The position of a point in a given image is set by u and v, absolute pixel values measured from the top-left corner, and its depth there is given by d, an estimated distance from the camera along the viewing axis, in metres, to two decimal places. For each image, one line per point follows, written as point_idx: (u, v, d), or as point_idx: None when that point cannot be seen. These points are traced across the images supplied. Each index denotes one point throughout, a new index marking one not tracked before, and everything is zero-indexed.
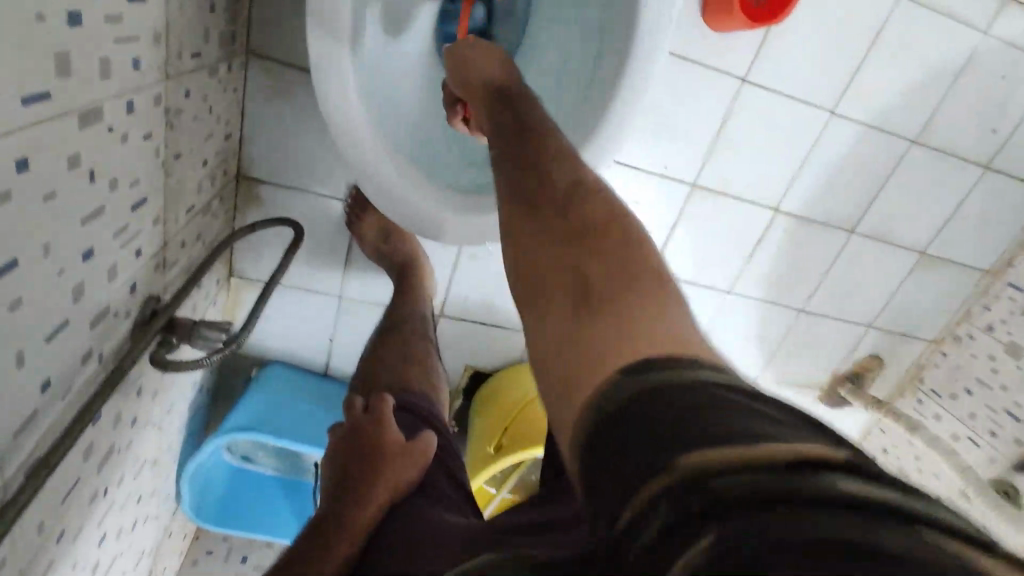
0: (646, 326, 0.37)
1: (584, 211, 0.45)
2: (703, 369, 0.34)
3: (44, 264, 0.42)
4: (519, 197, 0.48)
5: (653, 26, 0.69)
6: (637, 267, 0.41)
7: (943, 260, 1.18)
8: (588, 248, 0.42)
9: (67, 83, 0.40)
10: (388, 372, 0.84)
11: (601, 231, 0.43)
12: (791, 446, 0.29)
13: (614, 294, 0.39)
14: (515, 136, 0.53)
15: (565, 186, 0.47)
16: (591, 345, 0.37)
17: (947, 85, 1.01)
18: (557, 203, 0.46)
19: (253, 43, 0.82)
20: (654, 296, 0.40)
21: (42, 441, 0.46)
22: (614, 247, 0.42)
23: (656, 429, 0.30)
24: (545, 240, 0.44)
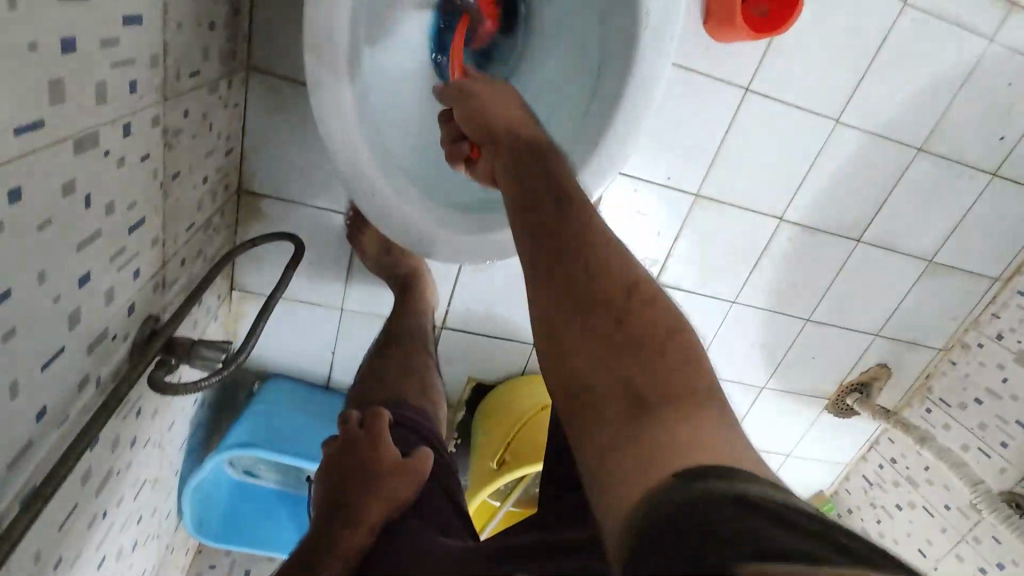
0: (698, 433, 0.37)
1: (641, 305, 0.42)
2: (748, 482, 0.34)
3: (39, 292, 0.41)
4: (548, 264, 0.44)
5: (656, 39, 0.68)
6: (681, 358, 0.40)
7: (951, 268, 1.16)
8: (631, 337, 0.40)
9: (60, 110, 0.40)
10: (384, 386, 0.83)
11: (642, 316, 0.41)
12: (822, 548, 0.29)
13: (662, 395, 0.38)
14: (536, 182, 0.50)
15: (599, 256, 0.44)
16: (641, 451, 0.36)
17: (953, 92, 1.00)
18: (594, 278, 0.43)
19: (253, 58, 0.82)
20: (700, 395, 0.39)
21: (37, 470, 0.46)
22: (658, 335, 0.41)
23: (709, 539, 0.29)
24: (585, 324, 0.41)
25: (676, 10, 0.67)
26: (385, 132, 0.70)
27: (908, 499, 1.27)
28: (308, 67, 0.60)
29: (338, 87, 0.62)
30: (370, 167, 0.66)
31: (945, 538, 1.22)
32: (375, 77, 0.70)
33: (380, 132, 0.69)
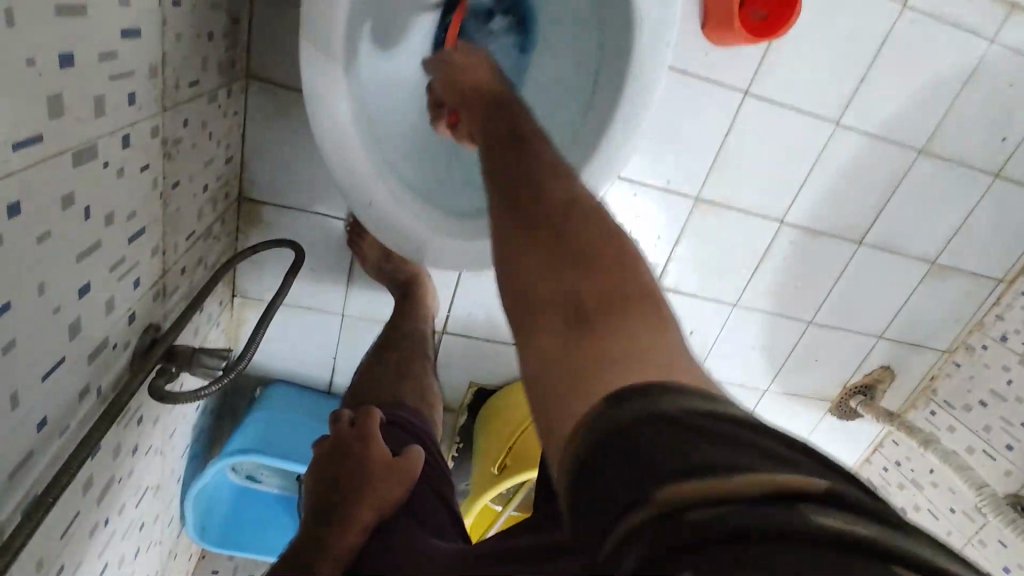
0: (642, 346, 0.36)
1: (577, 225, 0.42)
2: (687, 393, 0.34)
3: (39, 304, 0.42)
4: (505, 199, 0.45)
5: (653, 45, 0.68)
6: (628, 275, 0.40)
7: (954, 270, 1.16)
8: (579, 255, 0.40)
9: (60, 124, 0.40)
10: (380, 389, 0.83)
11: (591, 237, 0.41)
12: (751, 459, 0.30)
13: (607, 308, 0.38)
14: (499, 136, 0.51)
15: (551, 188, 0.44)
16: (585, 363, 0.36)
17: (954, 93, 0.99)
18: (543, 206, 0.43)
19: (252, 67, 0.83)
20: (648, 310, 0.38)
21: (38, 479, 0.46)
22: (607, 255, 0.40)
23: (648, 457, 0.30)
24: (529, 250, 0.41)
25: (672, 16, 0.67)
26: (382, 140, 0.70)
27: (913, 502, 1.27)
28: (306, 78, 0.61)
29: (336, 96, 0.62)
30: (367, 176, 0.66)
31: (949, 541, 1.21)
32: (373, 85, 0.70)
33: (378, 140, 0.69)
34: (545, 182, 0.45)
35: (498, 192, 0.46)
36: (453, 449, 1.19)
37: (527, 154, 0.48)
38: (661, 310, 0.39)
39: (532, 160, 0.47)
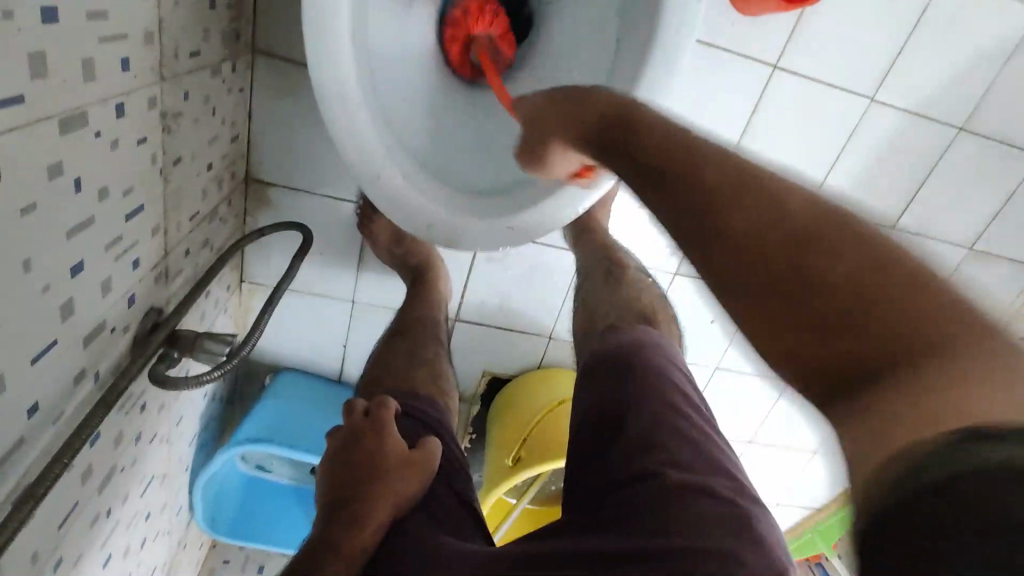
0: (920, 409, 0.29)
1: (823, 247, 0.35)
2: None
3: (24, 282, 0.39)
4: (722, 227, 0.39)
5: (677, 14, 0.63)
6: (942, 328, 0.30)
7: (993, 256, 1.09)
8: (841, 310, 0.33)
9: (43, 87, 0.37)
10: (394, 375, 0.80)
11: (867, 271, 0.33)
12: None
13: (887, 381, 0.31)
14: (671, 153, 0.44)
15: (819, 219, 0.36)
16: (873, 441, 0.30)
17: (999, 65, 0.93)
18: (749, 245, 0.37)
19: (257, 42, 0.79)
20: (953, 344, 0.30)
21: (29, 469, 0.44)
22: (877, 273, 0.33)
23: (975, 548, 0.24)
24: (786, 291, 0.35)
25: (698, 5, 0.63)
26: (390, 111, 0.67)
27: None
28: (306, 46, 0.58)
29: (342, 65, 0.58)
30: (375, 151, 0.62)
31: None
32: (382, 55, 0.66)
33: (385, 112, 0.65)
34: (760, 209, 0.38)
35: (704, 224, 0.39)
36: (466, 440, 1.16)
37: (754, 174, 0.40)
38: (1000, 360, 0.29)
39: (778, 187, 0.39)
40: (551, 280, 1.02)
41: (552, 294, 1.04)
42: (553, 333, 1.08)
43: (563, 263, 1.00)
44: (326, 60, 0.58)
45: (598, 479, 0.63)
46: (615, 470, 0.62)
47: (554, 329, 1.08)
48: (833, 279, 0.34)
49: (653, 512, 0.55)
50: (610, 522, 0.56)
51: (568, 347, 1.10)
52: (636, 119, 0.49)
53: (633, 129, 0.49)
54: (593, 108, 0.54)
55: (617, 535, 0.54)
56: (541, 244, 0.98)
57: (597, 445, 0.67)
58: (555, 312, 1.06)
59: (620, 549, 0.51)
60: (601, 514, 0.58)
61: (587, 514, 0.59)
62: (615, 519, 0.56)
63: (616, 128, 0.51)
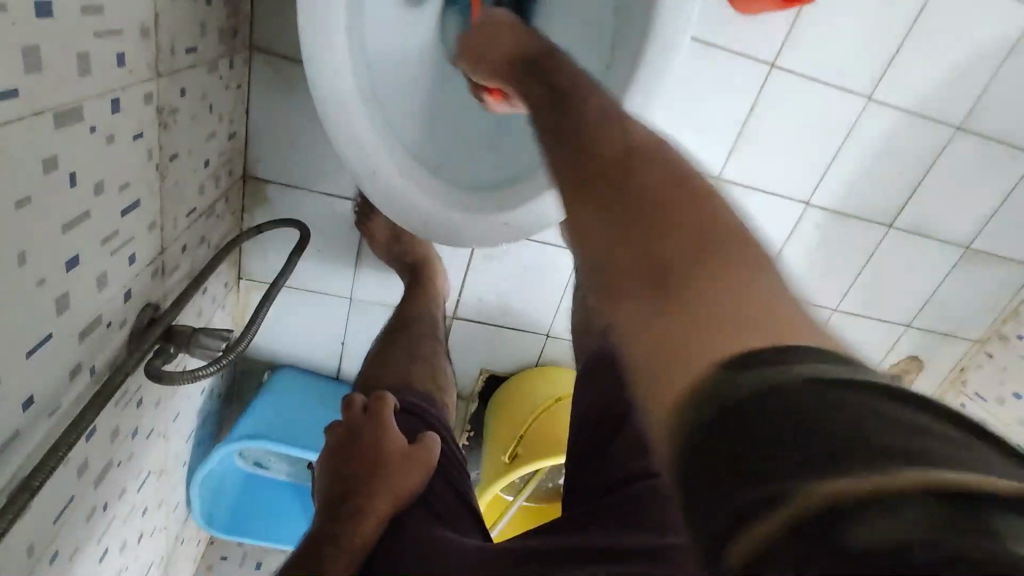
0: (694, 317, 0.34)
1: (645, 180, 0.40)
2: (799, 361, 0.30)
3: (18, 274, 0.39)
4: (585, 154, 0.42)
5: (672, 12, 0.64)
6: (722, 254, 0.36)
7: (990, 255, 1.09)
8: (660, 237, 0.37)
9: (37, 80, 0.37)
10: (392, 371, 0.80)
11: (694, 211, 0.38)
12: (887, 446, 0.26)
13: (683, 298, 0.35)
14: (552, 92, 0.49)
15: (646, 157, 0.41)
16: (666, 345, 0.34)
17: (997, 64, 0.93)
18: (584, 168, 0.42)
19: (255, 39, 0.79)
20: (728, 265, 0.36)
21: (24, 462, 0.44)
22: (680, 209, 0.38)
23: (781, 461, 0.27)
24: (608, 210, 0.40)
25: (672, 63, 0.66)
26: (386, 108, 0.67)
27: None
28: (302, 44, 0.58)
29: (337, 63, 0.59)
30: (371, 147, 0.63)
31: None
32: (379, 53, 0.67)
33: (381, 107, 0.65)
34: (605, 140, 0.43)
35: (560, 149, 0.44)
36: (464, 437, 1.16)
37: (602, 126, 0.44)
38: (761, 284, 0.35)
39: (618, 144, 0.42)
40: (549, 277, 1.02)
41: (549, 292, 1.04)
42: (551, 330, 1.08)
43: (560, 260, 1.00)
44: (321, 57, 0.58)
45: (596, 476, 0.63)
46: (617, 466, 0.62)
47: (551, 326, 1.08)
48: (648, 207, 0.39)
49: (649, 506, 0.54)
50: (614, 513, 0.56)
51: (566, 344, 1.10)
52: (548, 61, 0.53)
53: (531, 75, 0.53)
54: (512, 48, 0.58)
55: (619, 530, 0.54)
56: (539, 241, 0.98)
57: (595, 443, 0.67)
58: (553, 310, 1.06)
59: (620, 544, 0.52)
60: (599, 511, 0.58)
61: (587, 510, 0.59)
62: (614, 515, 0.56)
63: (525, 71, 0.54)
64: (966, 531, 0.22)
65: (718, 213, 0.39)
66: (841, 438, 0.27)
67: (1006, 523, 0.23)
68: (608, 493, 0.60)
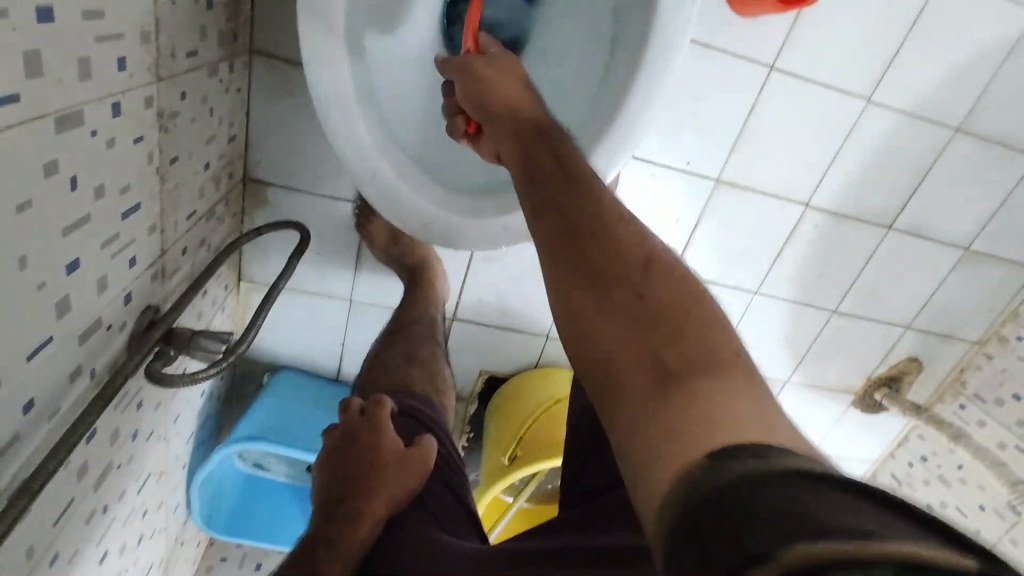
0: (691, 414, 0.35)
1: (654, 277, 0.42)
2: (787, 459, 0.32)
3: (19, 278, 0.39)
4: (599, 240, 0.44)
5: (672, 14, 0.64)
6: (718, 359, 0.38)
7: (988, 257, 1.09)
8: (663, 333, 0.39)
9: (38, 84, 0.37)
10: (390, 374, 0.80)
11: (694, 315, 0.40)
12: (851, 524, 0.28)
13: (685, 393, 0.36)
14: (566, 167, 0.50)
15: (653, 257, 0.43)
16: (660, 438, 0.35)
17: (995, 65, 0.93)
18: (592, 253, 0.43)
19: (255, 41, 0.80)
20: (723, 372, 0.37)
21: (24, 465, 0.44)
22: (683, 311, 0.40)
23: (762, 531, 0.28)
24: (613, 300, 0.41)
25: (635, 143, 0.69)
26: (386, 111, 0.67)
27: (939, 498, 1.22)
28: (302, 46, 0.58)
29: (337, 66, 0.59)
30: (370, 151, 0.63)
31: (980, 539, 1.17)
32: (379, 55, 0.67)
33: (381, 110, 0.66)
34: (618, 232, 0.44)
35: (569, 227, 0.45)
36: (464, 439, 1.16)
37: (611, 217, 0.46)
38: (755, 394, 0.37)
39: (615, 233, 0.45)
40: None
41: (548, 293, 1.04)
42: (550, 332, 1.08)
43: None
44: (321, 59, 0.58)
45: (596, 478, 0.63)
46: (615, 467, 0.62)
47: (550, 328, 1.08)
48: (652, 305, 0.40)
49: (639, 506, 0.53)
50: (610, 514, 0.56)
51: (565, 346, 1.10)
52: (558, 130, 0.55)
53: (541, 135, 0.54)
54: (508, 89, 0.59)
55: (614, 530, 0.54)
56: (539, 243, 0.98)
57: (594, 444, 0.67)
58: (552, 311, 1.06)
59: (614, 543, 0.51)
60: (596, 515, 0.57)
61: (584, 512, 0.59)
62: (612, 517, 0.56)
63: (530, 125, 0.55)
64: None
65: (716, 317, 0.41)
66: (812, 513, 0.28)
67: None
68: (606, 495, 0.60)
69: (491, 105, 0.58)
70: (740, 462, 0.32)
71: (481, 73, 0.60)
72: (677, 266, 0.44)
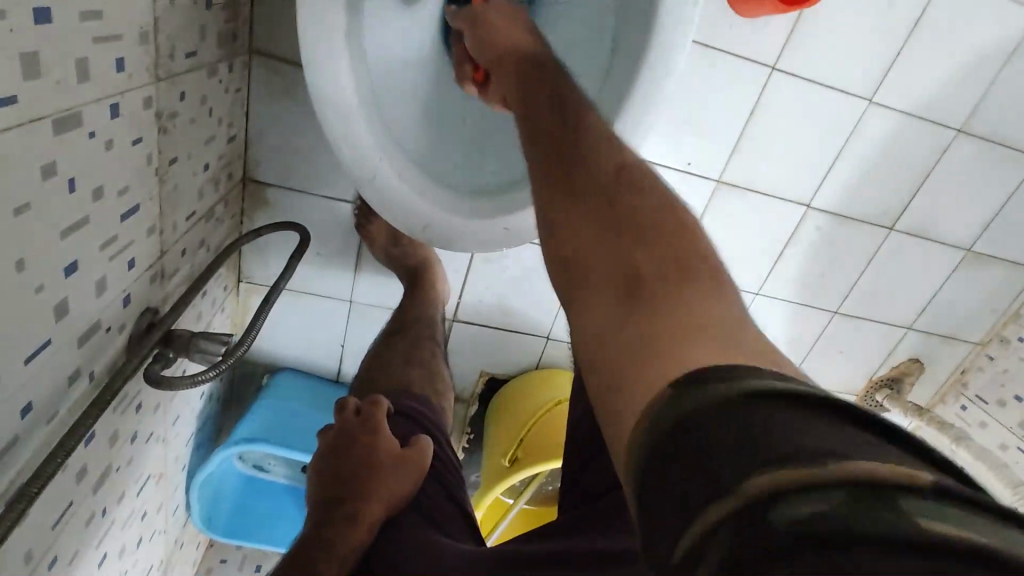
0: (659, 321, 0.33)
1: (635, 196, 0.40)
2: (754, 378, 0.28)
3: (17, 282, 0.39)
4: (584, 163, 0.43)
5: (673, 16, 0.63)
6: (694, 271, 0.36)
7: (990, 258, 1.09)
8: (638, 245, 0.37)
9: (36, 86, 0.37)
10: (388, 375, 0.80)
11: (672, 230, 0.38)
12: (820, 448, 0.25)
13: (656, 301, 0.34)
14: (555, 102, 0.49)
15: (637, 179, 0.42)
16: (626, 349, 0.33)
17: (998, 66, 0.93)
18: (574, 174, 0.42)
19: (254, 41, 0.79)
20: (698, 283, 0.35)
21: (22, 469, 0.44)
22: (661, 224, 0.38)
23: (731, 456, 0.26)
24: (589, 214, 0.39)
25: (636, 145, 0.69)
26: (386, 113, 0.67)
27: None
28: (301, 47, 0.58)
29: (336, 67, 0.59)
30: (370, 152, 0.63)
31: None
32: (378, 56, 0.67)
33: (381, 111, 0.65)
34: (600, 155, 0.43)
35: (553, 154, 0.44)
36: (464, 440, 1.16)
37: (598, 144, 0.45)
38: (730, 307, 0.34)
39: (605, 162, 0.43)
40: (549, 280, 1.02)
41: (549, 294, 1.04)
42: (551, 333, 1.08)
43: None
44: (320, 60, 0.58)
45: (595, 481, 0.63)
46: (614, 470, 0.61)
47: (551, 329, 1.08)
48: (630, 219, 0.38)
49: None
50: (609, 517, 0.56)
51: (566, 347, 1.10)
52: (555, 73, 0.54)
53: (536, 79, 0.53)
54: (522, 40, 0.59)
55: (614, 533, 0.53)
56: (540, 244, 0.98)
57: (593, 446, 0.67)
58: (553, 312, 1.06)
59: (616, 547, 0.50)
60: (594, 516, 0.57)
61: (582, 515, 0.59)
62: (610, 520, 0.55)
63: (533, 68, 0.54)
64: (893, 524, 0.22)
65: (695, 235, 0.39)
66: (779, 441, 0.25)
67: (931, 522, 0.23)
68: (604, 497, 0.60)
69: (503, 53, 0.58)
70: (702, 390, 0.28)
71: (501, 23, 0.61)
72: (661, 189, 0.42)
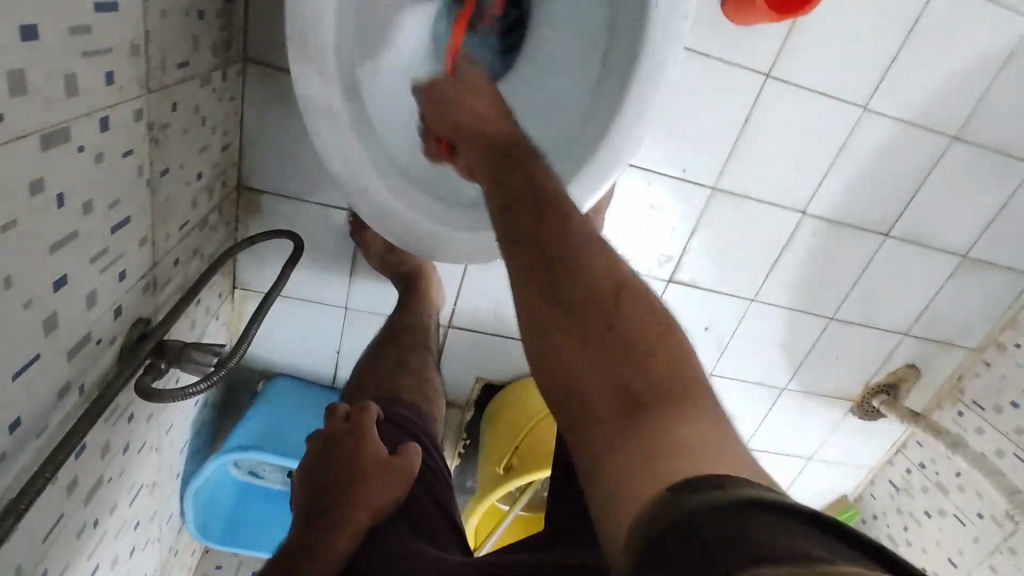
0: (658, 444, 0.38)
1: (623, 310, 0.44)
2: (737, 490, 0.34)
3: (4, 298, 0.39)
4: (573, 275, 0.45)
5: (666, 25, 0.64)
6: (681, 386, 0.41)
7: (985, 264, 1.09)
8: (632, 364, 0.41)
9: (23, 102, 0.37)
10: (379, 383, 0.80)
11: (657, 343, 0.43)
12: (793, 546, 0.29)
13: (653, 422, 0.39)
14: (536, 193, 0.50)
15: (620, 286, 0.45)
16: (629, 467, 0.38)
17: (992, 74, 0.93)
18: (566, 287, 0.45)
19: (248, 49, 0.79)
20: (685, 404, 0.41)
21: (11, 484, 0.43)
22: (649, 341, 0.43)
23: (717, 555, 0.30)
24: (583, 334, 0.43)
25: (632, 148, 0.69)
26: (377, 124, 0.67)
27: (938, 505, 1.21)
28: (291, 60, 0.58)
29: (327, 79, 0.59)
30: (361, 163, 0.63)
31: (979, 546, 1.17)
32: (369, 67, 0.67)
33: (373, 122, 0.65)
34: (587, 263, 0.46)
35: (540, 260, 0.46)
36: (460, 446, 1.16)
37: (581, 246, 0.47)
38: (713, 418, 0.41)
39: (599, 265, 0.46)
40: None
41: None
42: None
43: None
44: (311, 73, 0.58)
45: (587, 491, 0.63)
46: None
47: None
48: (622, 338, 0.43)
49: None
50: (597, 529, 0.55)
51: None
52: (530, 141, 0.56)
53: (511, 145, 0.56)
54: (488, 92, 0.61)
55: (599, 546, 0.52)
56: None
57: None
58: None
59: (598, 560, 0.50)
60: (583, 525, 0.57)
61: (571, 525, 0.59)
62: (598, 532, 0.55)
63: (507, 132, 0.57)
64: None
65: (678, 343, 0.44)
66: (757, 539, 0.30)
67: None
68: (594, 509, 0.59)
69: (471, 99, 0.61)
70: (696, 496, 0.34)
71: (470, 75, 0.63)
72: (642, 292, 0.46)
